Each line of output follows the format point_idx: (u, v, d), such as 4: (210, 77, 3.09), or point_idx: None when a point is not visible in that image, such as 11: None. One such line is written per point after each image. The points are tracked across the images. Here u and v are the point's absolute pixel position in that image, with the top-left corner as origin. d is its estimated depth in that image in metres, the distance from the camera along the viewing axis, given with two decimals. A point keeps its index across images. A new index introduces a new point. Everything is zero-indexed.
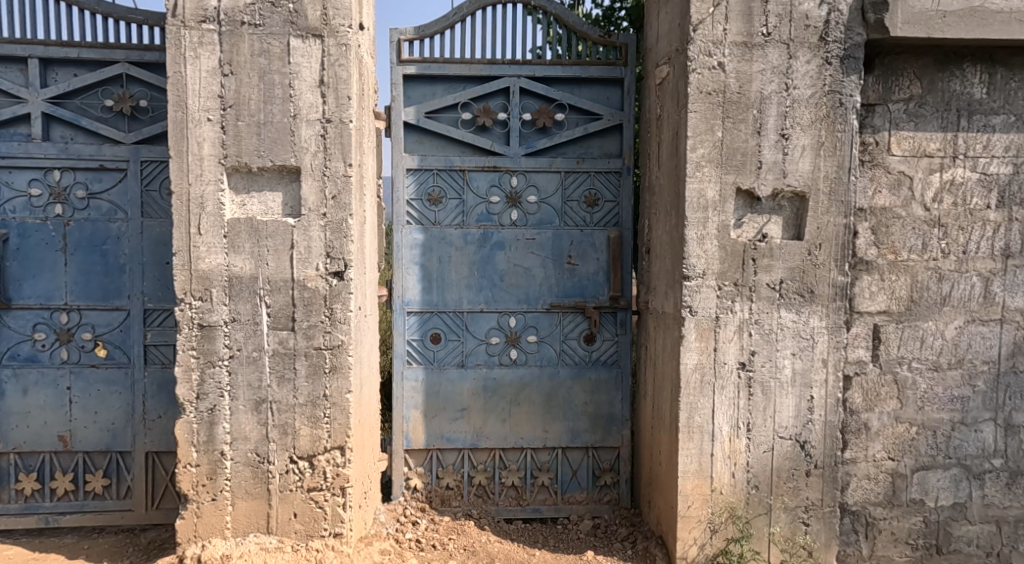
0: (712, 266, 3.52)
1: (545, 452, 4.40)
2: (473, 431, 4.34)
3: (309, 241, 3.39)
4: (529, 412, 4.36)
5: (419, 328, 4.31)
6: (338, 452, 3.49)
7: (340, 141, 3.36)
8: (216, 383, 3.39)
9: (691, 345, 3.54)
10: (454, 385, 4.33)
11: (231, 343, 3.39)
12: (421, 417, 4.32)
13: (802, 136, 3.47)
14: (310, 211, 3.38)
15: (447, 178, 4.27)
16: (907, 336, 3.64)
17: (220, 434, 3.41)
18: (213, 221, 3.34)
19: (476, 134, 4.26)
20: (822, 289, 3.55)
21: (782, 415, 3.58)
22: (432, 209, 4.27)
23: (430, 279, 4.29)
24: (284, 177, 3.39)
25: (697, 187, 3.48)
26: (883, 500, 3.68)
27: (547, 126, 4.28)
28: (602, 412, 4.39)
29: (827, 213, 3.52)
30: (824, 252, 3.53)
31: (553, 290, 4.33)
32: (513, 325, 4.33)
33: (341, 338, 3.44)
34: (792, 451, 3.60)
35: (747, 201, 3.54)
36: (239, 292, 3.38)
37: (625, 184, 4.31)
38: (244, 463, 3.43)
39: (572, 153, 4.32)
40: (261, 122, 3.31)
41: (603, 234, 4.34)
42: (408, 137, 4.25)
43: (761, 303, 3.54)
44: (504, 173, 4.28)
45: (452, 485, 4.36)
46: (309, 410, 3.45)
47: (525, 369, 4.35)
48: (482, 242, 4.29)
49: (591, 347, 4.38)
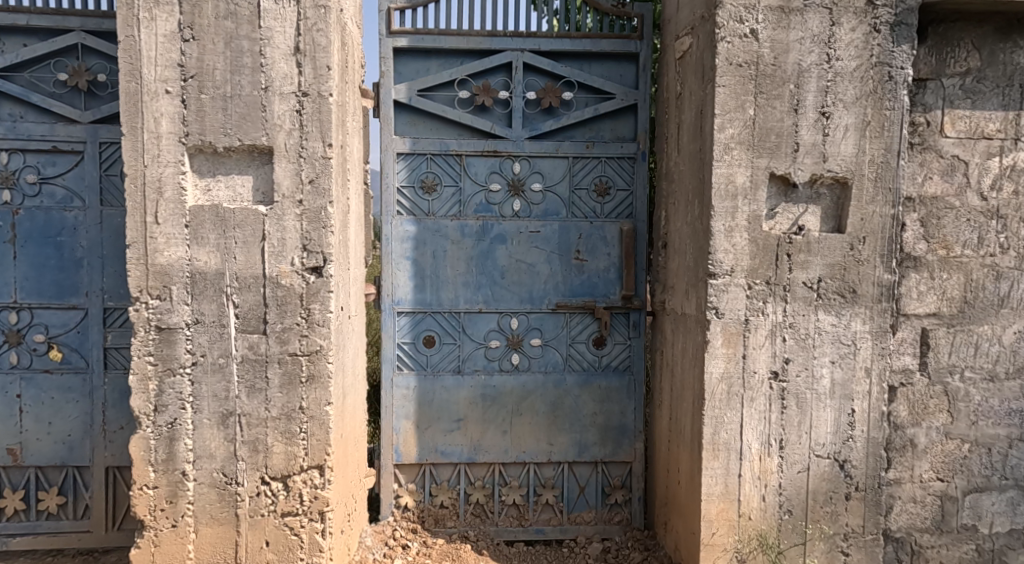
0: (741, 262, 3.10)
1: (549, 467, 3.99)
2: (470, 444, 3.93)
3: (283, 232, 2.97)
4: (532, 423, 3.95)
5: (411, 330, 3.89)
6: (317, 472, 3.08)
7: (318, 117, 2.94)
8: (176, 393, 2.98)
9: (717, 351, 3.13)
10: (450, 393, 3.91)
11: (194, 348, 2.98)
12: (413, 428, 3.91)
13: (845, 115, 3.05)
14: (284, 198, 2.96)
15: (442, 163, 3.85)
16: (959, 342, 3.22)
17: (182, 451, 2.99)
18: (173, 209, 2.91)
19: (474, 115, 3.84)
20: (865, 288, 3.13)
21: (819, 431, 3.17)
22: (425, 198, 3.85)
23: (423, 275, 3.87)
24: (255, 159, 2.98)
25: (725, 171, 3.06)
26: (930, 526, 3.27)
27: (553, 107, 3.86)
28: (613, 423, 3.98)
29: (872, 202, 3.10)
30: (868, 247, 3.11)
31: (560, 289, 3.92)
32: (515, 327, 3.91)
33: (320, 343, 3.03)
34: (830, 471, 3.19)
35: (781, 188, 3.13)
36: (202, 290, 2.96)
37: (639, 171, 3.89)
38: (208, 485, 3.01)
39: (581, 136, 3.91)
40: (228, 95, 2.88)
41: (614, 227, 3.92)
42: (399, 118, 3.82)
43: (796, 304, 3.13)
44: (505, 159, 3.86)
45: (447, 503, 3.96)
46: (283, 424, 3.04)
47: (528, 375, 3.94)
48: (482, 235, 3.87)
49: (601, 352, 3.97)
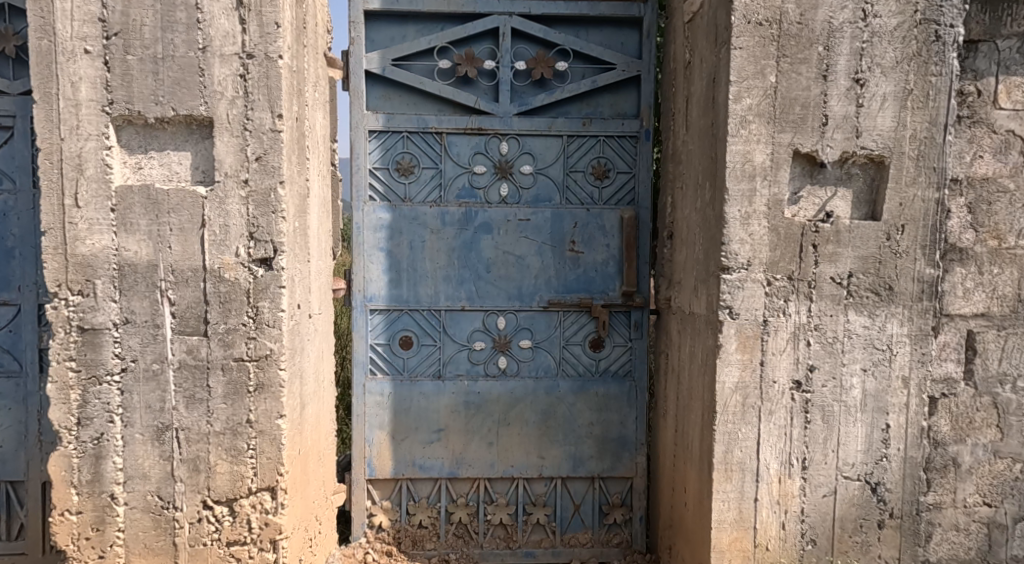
0: (760, 254, 2.68)
1: (540, 482, 3.58)
2: (452, 457, 3.52)
3: (226, 218, 2.56)
4: (521, 434, 3.53)
5: (386, 330, 3.48)
6: (268, 495, 2.68)
7: (266, 83, 2.52)
8: (103, 404, 2.57)
9: (731, 357, 2.71)
10: (429, 401, 3.50)
11: (124, 352, 2.57)
12: (387, 440, 3.50)
13: (883, 82, 2.61)
14: (226, 177, 2.55)
15: (420, 142, 3.42)
16: (1011, 347, 2.79)
17: (110, 471, 2.58)
18: (96, 189, 2.49)
19: (456, 88, 3.41)
20: (904, 285, 2.70)
21: (847, 449, 2.75)
22: (400, 181, 3.43)
23: (399, 269, 3.45)
24: (193, 133, 2.56)
25: (742, 149, 2.63)
26: (975, 557, 2.84)
27: (545, 78, 3.43)
28: (612, 434, 3.56)
29: (913, 184, 2.66)
30: (907, 237, 2.68)
31: (552, 284, 3.49)
32: (502, 327, 3.49)
33: (270, 346, 2.62)
34: (860, 496, 2.76)
35: (805, 168, 2.69)
36: (133, 284, 2.55)
37: (643, 152, 3.46)
38: (142, 509, 2.61)
39: (577, 113, 3.47)
40: (159, 56, 2.47)
41: (614, 215, 3.49)
42: (372, 91, 3.40)
43: (823, 304, 2.70)
44: (491, 138, 3.44)
45: (426, 523, 3.55)
46: (228, 440, 2.63)
47: (517, 380, 3.52)
48: (465, 224, 3.45)
49: (599, 355, 3.55)
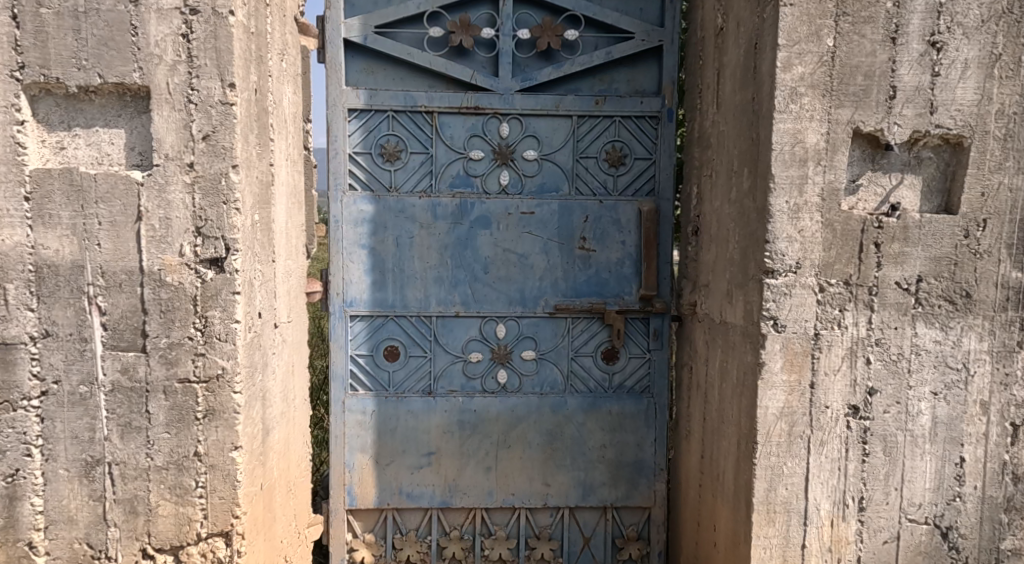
0: (811, 253, 2.24)
1: (545, 513, 3.15)
2: (444, 484, 3.09)
3: (167, 210, 2.11)
4: (523, 458, 3.10)
5: (369, 340, 3.03)
6: (222, 542, 2.24)
7: (214, 44, 2.06)
8: (17, 434, 2.12)
9: (776, 379, 2.28)
10: (418, 420, 3.06)
11: (44, 372, 2.12)
12: (370, 465, 3.06)
13: (965, 46, 2.16)
14: (167, 160, 2.10)
15: (408, 123, 2.97)
16: None
17: (27, 515, 2.14)
18: (4, 173, 2.04)
19: (450, 60, 2.95)
20: (984, 292, 2.25)
21: (914, 488, 2.31)
22: (385, 168, 2.98)
23: (384, 269, 3.00)
24: (127, 106, 2.11)
25: (792, 127, 2.18)
26: None
27: (552, 49, 2.97)
28: (627, 459, 3.12)
29: (998, 170, 2.21)
30: (990, 234, 2.23)
31: (559, 287, 3.05)
32: (502, 335, 3.05)
33: (222, 364, 2.17)
34: (928, 543, 2.32)
35: (866, 151, 2.25)
36: (53, 290, 2.10)
37: (664, 135, 3.00)
38: (68, 560, 2.17)
39: (589, 90, 3.02)
40: (81, 11, 2.01)
41: (630, 207, 3.04)
42: (353, 64, 2.95)
43: (886, 314, 2.26)
44: (490, 118, 2.98)
45: (414, 559, 3.12)
46: (172, 477, 2.19)
47: (518, 397, 3.08)
48: (459, 218, 3.00)
49: (612, 368, 3.10)
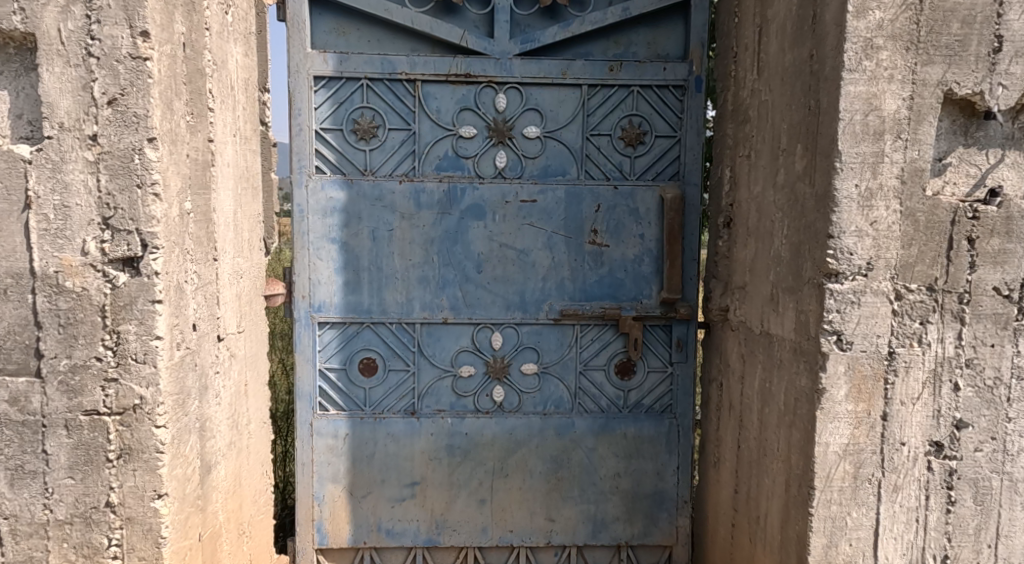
0: (887, 252, 1.76)
1: (548, 552, 2.69)
2: (430, 519, 2.63)
3: (64, 195, 1.65)
4: (523, 489, 2.64)
5: (341, 351, 2.57)
6: None
7: None
8: None
9: (839, 409, 1.81)
10: (400, 445, 2.60)
11: None
12: (343, 498, 2.60)
13: None
14: (62, 131, 1.63)
15: (387, 94, 2.49)
16: None
17: None
18: None
19: (436, 18, 2.47)
20: None
21: (1010, 545, 1.85)
22: (360, 148, 2.50)
23: (358, 268, 2.53)
24: (11, 61, 1.64)
25: (866, 90, 1.70)
26: None
27: (558, 5, 2.49)
28: (644, 490, 2.66)
29: None
30: None
31: (565, 288, 2.58)
32: (498, 346, 2.59)
33: (139, 393, 1.71)
34: None
35: (959, 120, 1.78)
36: None
37: (691, 107, 2.53)
38: None
39: (602, 55, 2.54)
40: None
41: (650, 194, 2.56)
42: (321, 24, 2.47)
43: (981, 327, 1.79)
44: (483, 87, 2.51)
45: None
46: (79, 533, 1.73)
47: (517, 418, 2.62)
48: (447, 207, 2.53)
49: (628, 384, 2.64)
